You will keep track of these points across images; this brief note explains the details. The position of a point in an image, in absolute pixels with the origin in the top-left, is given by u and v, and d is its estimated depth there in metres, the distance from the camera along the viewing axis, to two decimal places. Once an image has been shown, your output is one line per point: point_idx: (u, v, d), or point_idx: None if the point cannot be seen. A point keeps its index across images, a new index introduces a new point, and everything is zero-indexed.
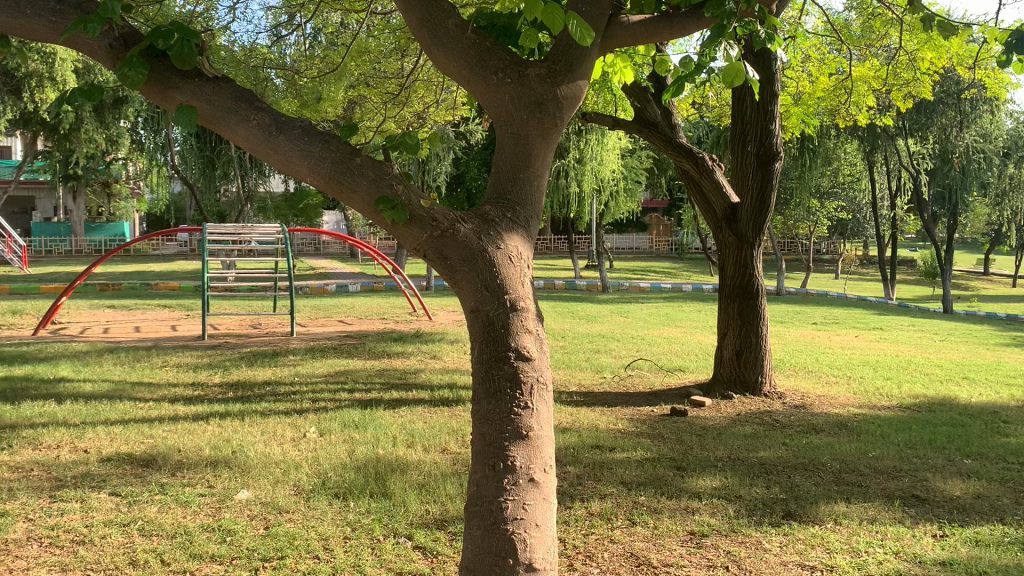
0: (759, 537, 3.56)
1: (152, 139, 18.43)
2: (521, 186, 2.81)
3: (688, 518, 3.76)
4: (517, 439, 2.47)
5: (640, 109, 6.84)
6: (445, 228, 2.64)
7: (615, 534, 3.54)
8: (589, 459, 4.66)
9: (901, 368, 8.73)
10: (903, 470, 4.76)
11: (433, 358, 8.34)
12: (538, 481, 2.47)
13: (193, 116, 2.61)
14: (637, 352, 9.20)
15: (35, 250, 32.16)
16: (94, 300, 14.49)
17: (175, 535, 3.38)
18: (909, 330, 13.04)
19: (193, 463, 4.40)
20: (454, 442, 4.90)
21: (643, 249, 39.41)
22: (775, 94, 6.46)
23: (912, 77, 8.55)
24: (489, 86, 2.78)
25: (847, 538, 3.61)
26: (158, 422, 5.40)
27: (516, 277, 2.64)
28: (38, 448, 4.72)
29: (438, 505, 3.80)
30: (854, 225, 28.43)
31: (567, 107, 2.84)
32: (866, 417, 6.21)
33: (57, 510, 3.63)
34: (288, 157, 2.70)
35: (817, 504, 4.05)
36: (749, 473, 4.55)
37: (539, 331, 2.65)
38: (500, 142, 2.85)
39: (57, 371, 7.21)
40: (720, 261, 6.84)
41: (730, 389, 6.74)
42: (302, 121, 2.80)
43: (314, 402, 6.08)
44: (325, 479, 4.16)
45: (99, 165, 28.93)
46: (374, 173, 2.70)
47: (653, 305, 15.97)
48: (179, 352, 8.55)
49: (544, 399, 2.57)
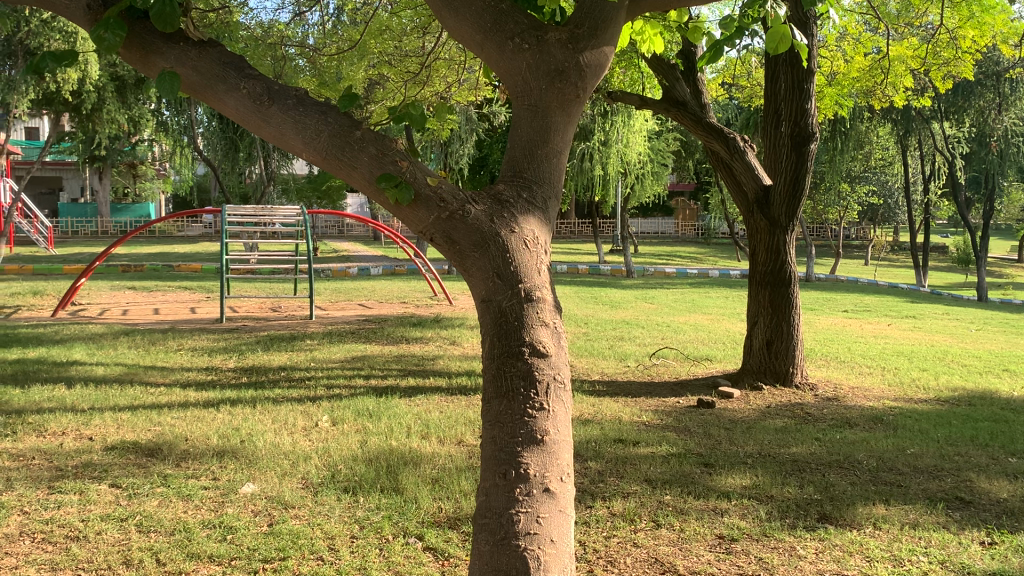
0: (793, 542, 3.34)
1: (176, 119, 18.71)
2: (539, 164, 2.57)
3: (717, 520, 3.54)
4: (530, 445, 2.26)
5: (667, 88, 6.59)
6: (454, 209, 2.43)
7: (638, 537, 3.33)
8: (612, 455, 4.44)
9: (938, 359, 8.40)
10: (945, 469, 4.49)
11: (452, 344, 8.14)
12: (553, 491, 2.26)
13: (176, 83, 2.42)
14: (662, 339, 8.94)
15: (61, 232, 32.40)
16: (116, 281, 14.45)
17: (174, 531, 3.21)
18: (944, 319, 12.66)
19: (199, 454, 4.24)
20: (470, 434, 4.71)
21: (669, 234, 39.14)
22: (811, 72, 6.16)
23: (952, 58, 8.18)
24: (504, 53, 2.56)
25: (887, 545, 3.37)
26: (166, 409, 5.25)
27: (532, 263, 2.42)
28: (43, 435, 4.58)
29: (452, 502, 3.61)
30: (885, 210, 27.92)
31: (591, 76, 2.60)
32: (903, 411, 5.92)
33: (54, 503, 3.48)
34: (280, 129, 2.50)
35: (854, 506, 3.80)
36: (782, 471, 4.31)
37: (556, 324, 2.43)
38: (516, 117, 2.62)
39: (71, 354, 7.11)
40: (751, 247, 6.56)
41: (759, 379, 6.49)
42: (298, 91, 2.60)
43: (329, 389, 5.91)
44: (335, 471, 3.99)
45: (123, 147, 29.06)
46: (376, 148, 2.49)
47: (679, 291, 15.68)
48: (196, 335, 8.42)
49: (560, 400, 2.35)
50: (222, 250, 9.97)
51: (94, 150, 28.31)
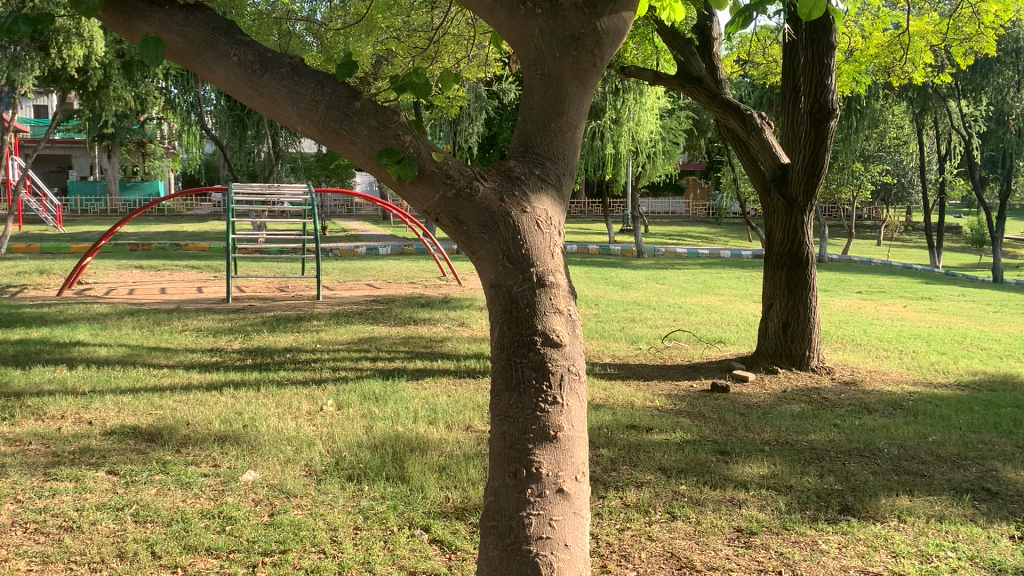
0: (815, 536, 3.19)
1: (182, 97, 18.51)
2: (553, 138, 2.41)
3: (735, 513, 3.40)
4: (543, 441, 2.13)
5: (683, 63, 6.38)
6: (461, 187, 2.29)
7: (653, 530, 3.19)
8: (624, 441, 4.31)
9: (956, 342, 8.21)
10: (969, 458, 4.34)
11: (461, 326, 8.01)
12: (567, 492, 2.12)
13: (163, 50, 2.33)
14: (674, 321, 8.79)
15: (70, 210, 32.40)
16: (123, 260, 14.36)
17: (171, 522, 3.10)
18: (960, 301, 12.46)
19: (200, 439, 4.12)
20: (479, 419, 4.58)
21: (679, 214, 38.96)
22: (832, 47, 5.97)
23: (975, 34, 7.90)
24: (516, 20, 2.40)
25: (913, 539, 3.22)
26: (168, 392, 5.14)
27: (544, 245, 2.28)
28: (42, 418, 4.49)
29: (459, 491, 3.48)
30: (898, 189, 27.60)
31: (609, 44, 2.43)
32: (923, 396, 5.77)
33: (48, 491, 3.37)
34: (273, 100, 2.39)
35: (877, 497, 3.66)
36: (801, 460, 4.16)
37: (572, 311, 2.28)
38: (529, 88, 2.46)
39: (74, 334, 7.01)
40: (767, 227, 6.38)
41: (774, 363, 6.33)
42: (292, 58, 2.47)
43: (334, 371, 5.81)
44: (339, 458, 3.86)
45: (132, 125, 28.96)
46: (376, 120, 2.36)
47: (691, 272, 15.49)
48: (201, 315, 8.31)
49: (575, 393, 2.21)
50: (228, 229, 9.84)
51: (102, 128, 28.19)
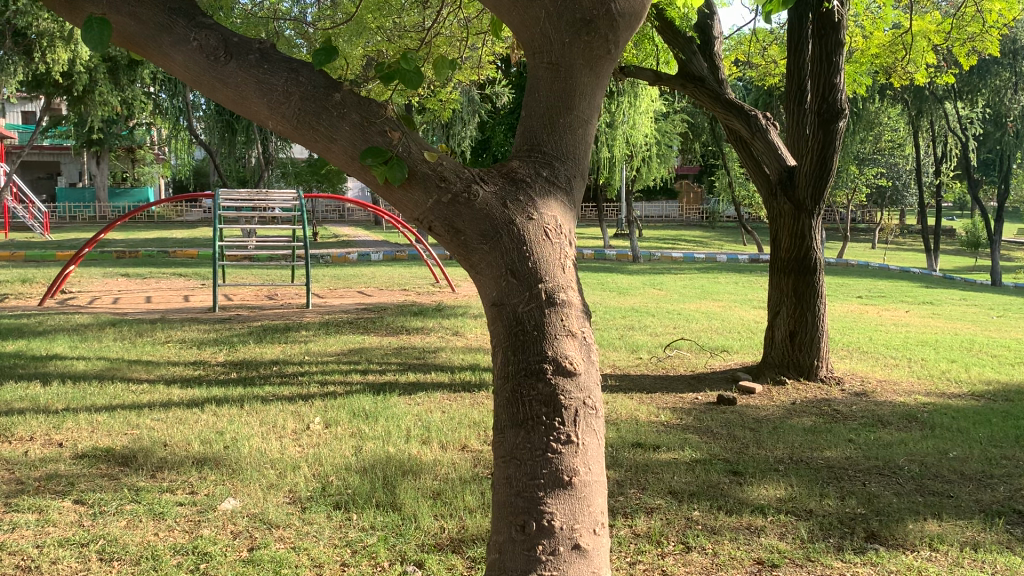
0: (842, 569, 2.93)
1: (169, 101, 18.16)
2: (560, 134, 2.17)
3: (753, 541, 3.15)
4: (556, 488, 1.93)
5: (683, 62, 6.13)
6: (457, 191, 2.05)
7: (667, 564, 2.93)
8: (630, 461, 4.05)
9: (965, 348, 7.98)
10: (994, 476, 4.08)
11: (456, 336, 7.73)
12: (584, 548, 1.93)
13: (108, 33, 2.08)
14: (674, 329, 8.53)
15: (58, 217, 32.04)
16: (109, 267, 14.03)
17: (140, 560, 2.83)
18: (962, 304, 12.26)
19: (177, 462, 3.85)
20: (475, 438, 4.31)
21: (673, 217, 38.89)
22: (839, 44, 5.71)
23: (979, 33, 7.58)
24: (517, 5, 2.17)
25: (948, 570, 2.97)
26: (147, 409, 4.85)
27: (553, 256, 2.05)
28: (9, 440, 4.20)
29: (455, 521, 3.21)
30: (893, 191, 27.52)
31: (624, 28, 2.17)
32: (937, 407, 5.52)
33: (8, 524, 3.10)
34: (242, 91, 2.13)
35: (904, 522, 3.40)
36: (818, 480, 3.91)
37: (585, 332, 2.06)
38: (534, 79, 2.21)
39: (51, 347, 6.71)
40: (773, 232, 6.14)
41: (782, 373, 6.08)
42: (261, 44, 2.22)
43: (322, 386, 5.52)
44: (326, 484, 3.59)
45: (121, 130, 28.67)
46: (359, 114, 2.10)
47: (689, 276, 15.27)
48: (185, 325, 8.01)
49: (592, 430, 2.00)
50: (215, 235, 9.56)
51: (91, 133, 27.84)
